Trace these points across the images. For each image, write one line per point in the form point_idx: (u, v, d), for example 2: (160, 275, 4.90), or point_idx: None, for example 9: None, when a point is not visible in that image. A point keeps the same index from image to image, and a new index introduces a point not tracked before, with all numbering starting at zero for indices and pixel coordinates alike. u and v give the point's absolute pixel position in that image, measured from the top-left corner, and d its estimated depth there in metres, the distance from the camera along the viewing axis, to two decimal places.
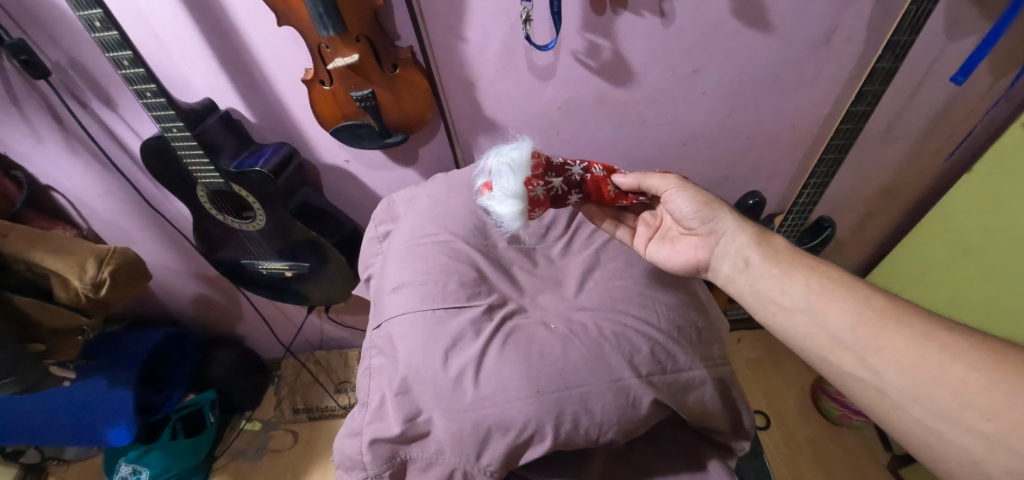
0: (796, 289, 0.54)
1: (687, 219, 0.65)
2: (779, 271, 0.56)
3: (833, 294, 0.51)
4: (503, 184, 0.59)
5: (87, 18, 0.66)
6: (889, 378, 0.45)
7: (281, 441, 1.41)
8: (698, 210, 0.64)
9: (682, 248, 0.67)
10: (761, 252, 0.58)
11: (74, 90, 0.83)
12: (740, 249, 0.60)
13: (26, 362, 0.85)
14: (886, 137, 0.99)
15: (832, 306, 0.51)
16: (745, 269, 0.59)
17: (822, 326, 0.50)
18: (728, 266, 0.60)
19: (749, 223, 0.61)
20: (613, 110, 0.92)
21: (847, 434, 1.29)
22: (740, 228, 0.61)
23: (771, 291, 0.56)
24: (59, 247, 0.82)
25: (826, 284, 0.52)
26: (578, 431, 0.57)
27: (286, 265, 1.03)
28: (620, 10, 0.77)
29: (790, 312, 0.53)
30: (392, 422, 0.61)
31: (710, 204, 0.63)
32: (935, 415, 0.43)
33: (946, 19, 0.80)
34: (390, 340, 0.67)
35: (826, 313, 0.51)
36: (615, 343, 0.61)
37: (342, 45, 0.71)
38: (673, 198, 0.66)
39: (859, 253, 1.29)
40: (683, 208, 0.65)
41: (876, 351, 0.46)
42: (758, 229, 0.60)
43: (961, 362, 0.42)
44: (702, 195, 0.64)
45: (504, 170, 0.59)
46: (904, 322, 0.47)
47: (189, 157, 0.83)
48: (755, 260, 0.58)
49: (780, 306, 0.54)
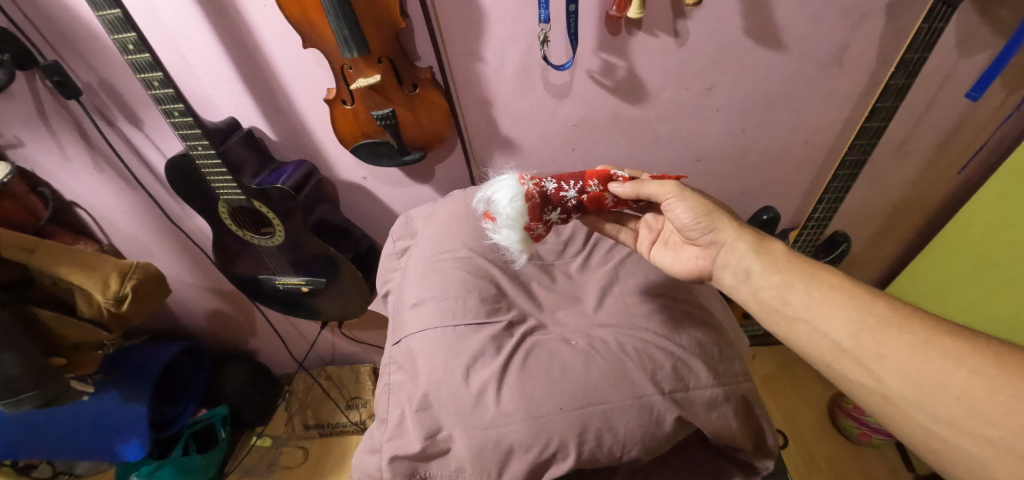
0: (798, 299, 0.53)
1: (688, 230, 0.63)
2: (780, 280, 0.55)
3: (834, 301, 0.51)
4: (505, 236, 0.63)
5: (120, 41, 0.67)
6: (894, 386, 0.45)
7: (292, 458, 1.41)
8: (697, 221, 0.62)
9: (684, 257, 0.67)
10: (761, 262, 0.57)
11: (102, 109, 0.86)
12: (741, 259, 0.59)
13: (50, 376, 0.85)
14: (898, 152, 1.00)
15: (833, 315, 0.50)
16: (746, 280, 0.58)
17: (824, 334, 0.50)
18: (730, 275, 0.60)
19: (745, 229, 0.60)
20: (627, 128, 0.94)
21: (867, 453, 1.26)
22: (739, 237, 0.60)
23: (774, 301, 0.55)
24: (84, 262, 0.83)
25: (827, 292, 0.52)
26: (601, 449, 0.56)
27: (302, 280, 1.04)
28: (635, 30, 0.79)
29: (794, 323, 0.53)
30: (412, 438, 0.61)
31: (710, 213, 0.62)
32: (939, 420, 0.43)
33: (957, 36, 0.81)
34: (410, 355, 0.67)
35: (827, 322, 0.50)
36: (637, 359, 0.60)
37: (365, 66, 0.73)
38: (673, 207, 0.64)
39: (875, 267, 1.28)
40: (682, 218, 0.63)
41: (878, 359, 0.46)
42: (755, 236, 0.59)
43: (963, 368, 0.43)
44: (701, 204, 0.62)
45: (503, 225, 0.62)
46: (905, 328, 0.47)
47: (214, 176, 0.85)
48: (755, 269, 0.57)
49: (784, 316, 0.54)
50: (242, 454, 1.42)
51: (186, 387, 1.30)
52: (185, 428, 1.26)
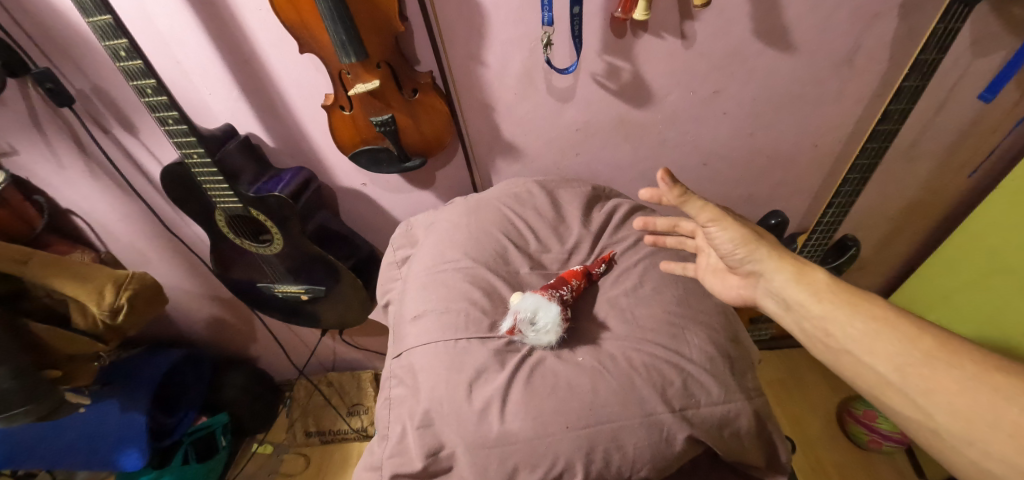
0: (840, 330, 0.50)
1: (728, 257, 0.60)
2: (821, 309, 0.52)
3: (879, 334, 0.48)
4: (523, 303, 0.63)
5: (112, 48, 0.65)
6: (940, 419, 0.44)
7: (293, 465, 1.39)
8: (737, 249, 0.58)
9: (730, 283, 0.63)
10: (801, 290, 0.53)
11: (96, 116, 0.84)
12: (781, 290, 0.55)
13: (45, 389, 0.82)
14: (909, 155, 0.98)
15: (878, 347, 0.48)
16: (789, 308, 0.55)
17: (869, 367, 0.48)
18: (775, 304, 0.57)
19: (787, 257, 0.56)
20: (632, 132, 0.92)
21: (876, 460, 1.26)
22: (779, 266, 0.56)
23: (817, 331, 0.52)
24: (79, 274, 0.81)
25: (872, 324, 0.49)
26: (609, 469, 0.54)
27: (301, 289, 1.02)
28: (640, 32, 0.77)
29: (839, 354, 0.50)
30: (413, 457, 0.59)
31: (750, 242, 0.58)
32: (989, 457, 0.41)
33: (972, 36, 0.78)
34: (411, 370, 0.65)
35: (872, 353, 0.48)
36: (646, 375, 0.58)
37: (363, 71, 0.71)
38: (714, 235, 0.59)
39: (883, 270, 1.27)
40: (723, 245, 0.59)
41: (925, 393, 0.45)
42: (796, 264, 0.55)
43: (1014, 405, 0.41)
44: (741, 232, 0.57)
45: (515, 306, 0.63)
46: (953, 361, 0.45)
47: (209, 183, 0.83)
48: (796, 299, 0.54)
49: (828, 346, 0.51)
50: (244, 462, 1.41)
51: (186, 395, 1.28)
52: (185, 437, 1.24)
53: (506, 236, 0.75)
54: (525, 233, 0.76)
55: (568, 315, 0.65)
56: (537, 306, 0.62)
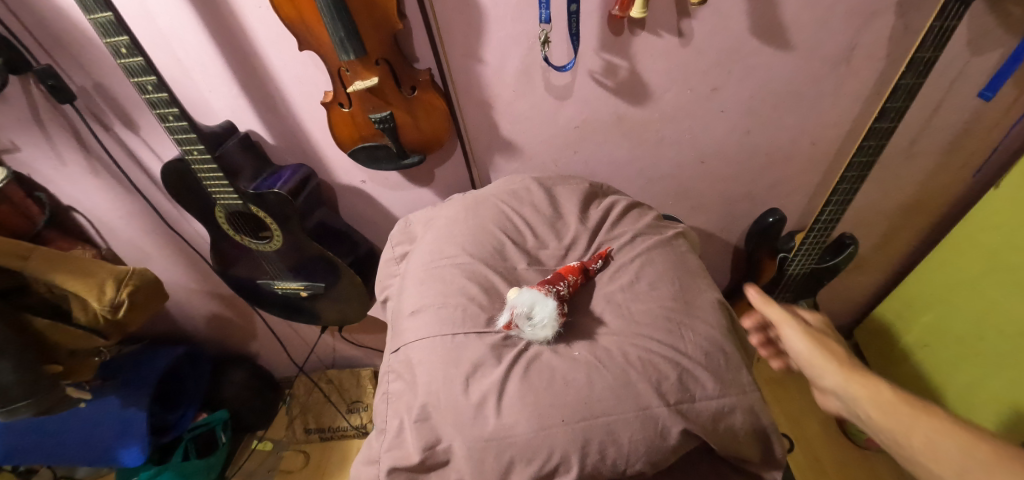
0: (905, 441, 0.54)
1: (808, 369, 0.67)
2: (885, 421, 0.56)
3: (937, 442, 0.52)
4: (520, 298, 0.63)
5: (113, 45, 0.66)
6: None
7: (293, 462, 1.40)
8: (811, 360, 0.66)
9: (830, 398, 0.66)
10: (867, 402, 0.58)
11: (98, 113, 0.85)
12: (852, 403, 0.60)
13: (47, 384, 0.83)
14: (907, 153, 0.98)
15: (940, 456, 0.51)
16: (865, 420, 0.59)
17: (934, 473, 0.52)
18: (854, 415, 0.61)
19: (855, 372, 0.61)
20: (630, 130, 0.92)
21: (874, 458, 1.27)
22: (847, 382, 0.61)
23: (892, 442, 0.56)
24: (80, 269, 0.81)
25: (930, 433, 0.53)
26: (604, 462, 0.55)
27: (301, 285, 1.03)
28: (638, 30, 0.77)
29: (912, 463, 0.54)
30: (410, 450, 0.59)
31: (825, 354, 0.65)
32: None
33: (969, 34, 0.79)
34: (409, 365, 0.66)
35: (935, 461, 0.51)
36: (641, 370, 0.58)
37: (362, 68, 0.72)
38: (789, 340, 0.69)
39: (881, 268, 1.27)
40: (799, 351, 0.67)
41: None
42: (863, 379, 0.60)
43: None
44: (813, 342, 0.66)
45: (512, 301, 0.64)
46: (1009, 470, 0.47)
47: (210, 180, 0.83)
48: (865, 413, 0.58)
49: (901, 455, 0.55)
50: (243, 458, 1.41)
51: (186, 391, 1.29)
52: (185, 433, 1.25)
53: (504, 232, 0.75)
54: (522, 230, 0.76)
55: (564, 310, 0.65)
56: (534, 301, 0.63)
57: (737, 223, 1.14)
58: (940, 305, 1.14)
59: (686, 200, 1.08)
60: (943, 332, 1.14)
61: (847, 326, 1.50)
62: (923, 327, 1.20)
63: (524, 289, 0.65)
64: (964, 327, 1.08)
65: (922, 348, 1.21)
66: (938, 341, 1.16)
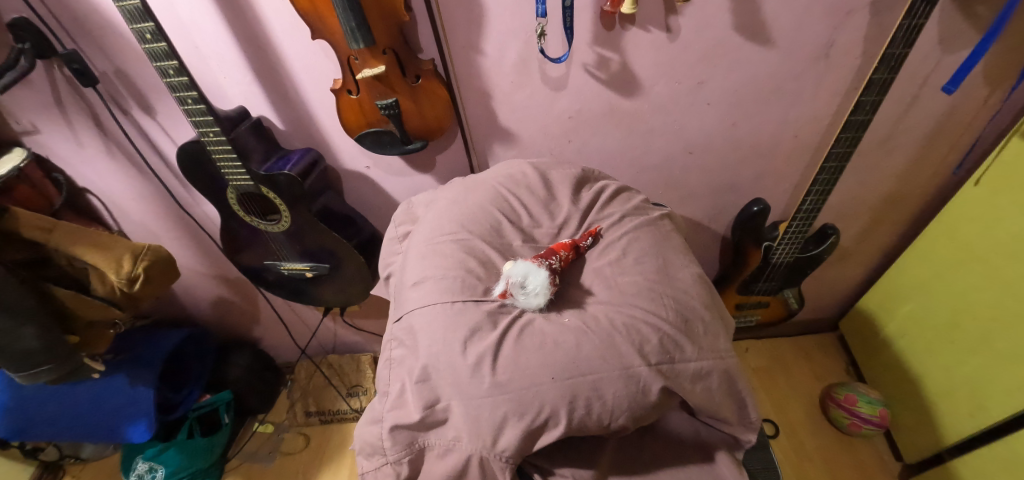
0: None
1: None
2: None
3: None
4: (517, 268, 0.68)
5: (138, 30, 0.70)
6: None
7: (293, 444, 1.44)
8: None
9: None
10: None
11: (117, 97, 0.89)
12: None
13: (65, 352, 0.89)
14: (884, 147, 1.03)
15: None
16: None
17: None
18: None
19: None
20: (621, 120, 0.98)
21: (857, 443, 1.35)
22: None
23: None
24: (98, 242, 0.86)
25: None
26: (590, 416, 0.60)
27: (306, 266, 1.08)
28: (629, 25, 0.82)
29: None
30: (411, 409, 0.64)
31: None
32: None
33: (939, 34, 0.84)
34: (410, 331, 0.70)
35: None
36: (625, 333, 0.63)
37: (370, 56, 0.76)
38: None
39: (863, 259, 1.33)
40: None
41: None
42: None
43: None
44: None
45: (508, 270, 0.69)
46: None
47: (224, 162, 0.88)
48: None
49: None
50: (245, 439, 1.46)
51: (191, 373, 1.33)
52: (189, 413, 1.29)
53: (500, 212, 0.80)
54: (518, 210, 0.81)
55: (556, 281, 0.70)
56: (530, 274, 0.68)
57: (723, 213, 1.20)
58: (920, 294, 1.19)
59: (674, 190, 1.13)
60: (921, 320, 1.20)
61: (832, 317, 1.55)
62: (903, 317, 1.25)
63: (519, 261, 0.70)
64: (941, 314, 1.14)
65: (901, 337, 1.27)
66: (916, 329, 1.21)
